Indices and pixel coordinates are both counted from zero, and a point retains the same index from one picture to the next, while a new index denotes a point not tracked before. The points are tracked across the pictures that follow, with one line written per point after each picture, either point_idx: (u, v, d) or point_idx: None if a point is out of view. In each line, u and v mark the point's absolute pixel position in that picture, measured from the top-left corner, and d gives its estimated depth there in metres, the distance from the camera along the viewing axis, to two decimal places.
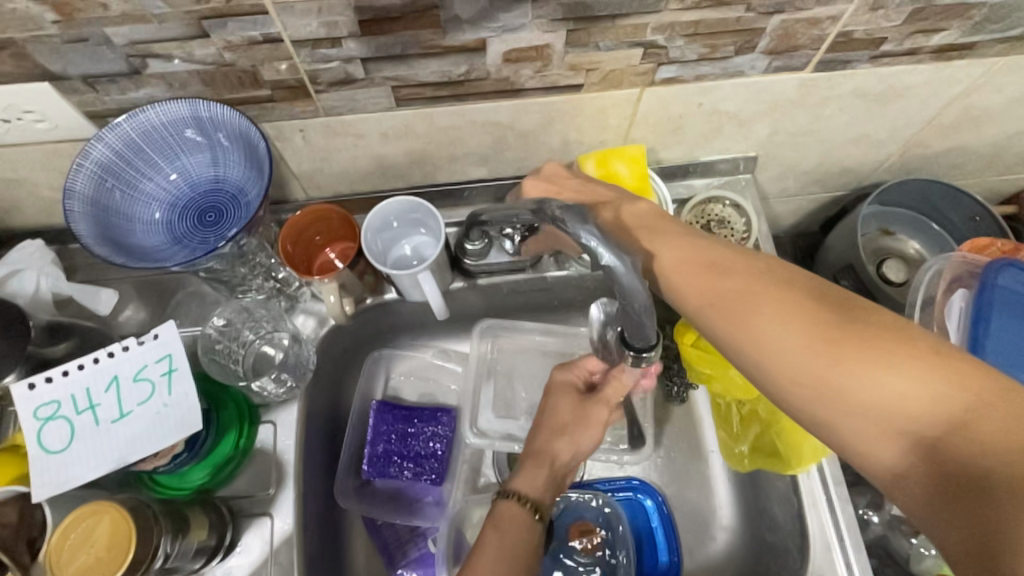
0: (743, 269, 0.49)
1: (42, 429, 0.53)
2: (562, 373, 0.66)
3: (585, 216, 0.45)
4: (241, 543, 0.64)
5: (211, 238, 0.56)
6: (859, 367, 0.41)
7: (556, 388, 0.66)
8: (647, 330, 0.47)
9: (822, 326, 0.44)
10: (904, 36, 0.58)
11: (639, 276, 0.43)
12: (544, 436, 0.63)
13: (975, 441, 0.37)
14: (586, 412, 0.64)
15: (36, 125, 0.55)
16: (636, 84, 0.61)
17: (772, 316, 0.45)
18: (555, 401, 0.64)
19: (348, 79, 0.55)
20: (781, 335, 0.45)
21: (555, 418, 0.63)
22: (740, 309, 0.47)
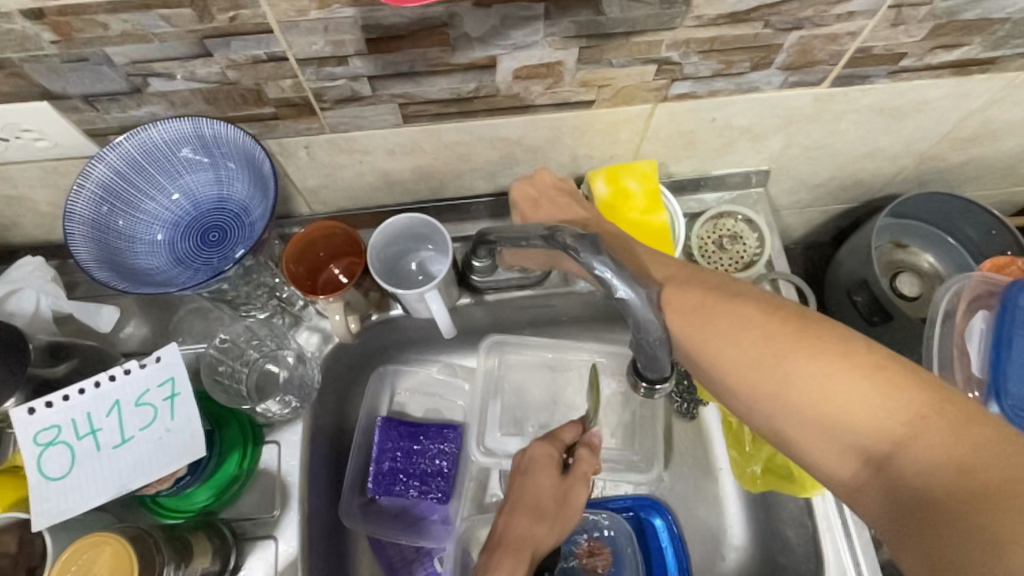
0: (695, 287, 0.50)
1: (41, 455, 0.52)
2: (542, 449, 0.65)
3: (598, 245, 0.46)
4: (245, 567, 0.62)
5: (215, 259, 0.55)
6: (810, 381, 0.41)
7: (534, 466, 0.65)
8: (661, 363, 0.48)
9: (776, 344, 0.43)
10: (924, 52, 0.57)
11: (652, 308, 0.45)
12: (525, 522, 0.62)
13: (918, 456, 0.37)
14: (568, 490, 0.64)
15: (35, 143, 0.54)
16: (648, 100, 0.59)
17: (728, 331, 0.46)
18: (535, 481, 0.64)
19: (354, 96, 0.53)
20: (737, 350, 0.45)
21: (537, 502, 0.63)
22: (700, 325, 0.47)
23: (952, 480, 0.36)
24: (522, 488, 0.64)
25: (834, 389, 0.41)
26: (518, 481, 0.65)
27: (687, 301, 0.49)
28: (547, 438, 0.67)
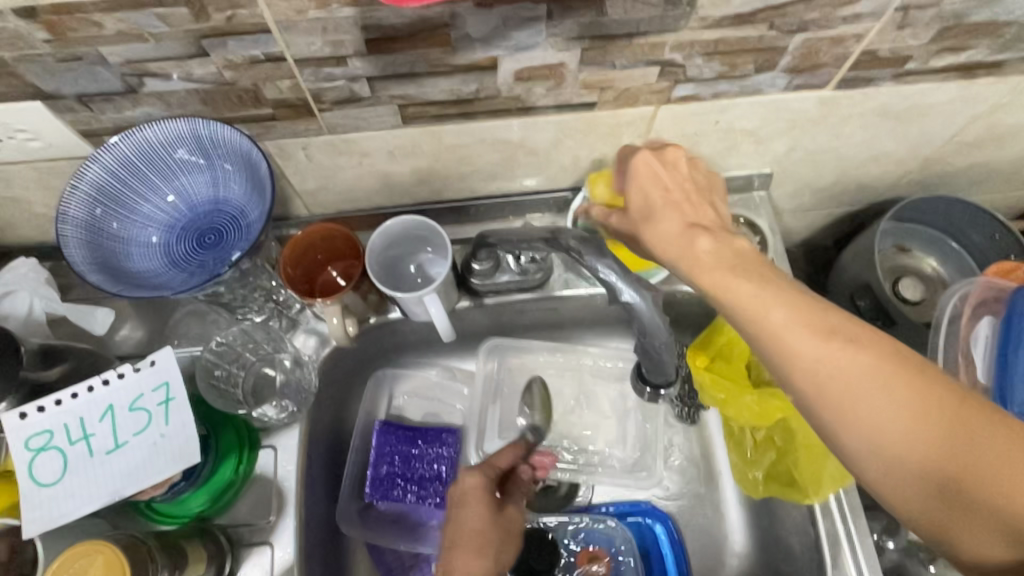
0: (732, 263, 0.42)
1: (33, 460, 0.51)
2: (475, 478, 0.61)
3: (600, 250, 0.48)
4: (240, 574, 0.62)
5: (210, 262, 0.54)
6: (881, 395, 0.37)
7: (466, 497, 0.60)
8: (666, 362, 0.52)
9: (853, 350, 0.38)
10: (930, 55, 0.56)
11: (659, 314, 0.47)
12: (462, 557, 0.56)
13: (976, 477, 0.35)
14: (506, 521, 0.61)
15: (29, 144, 0.53)
16: (651, 102, 0.58)
17: (804, 330, 0.39)
18: (468, 512, 0.59)
19: (353, 97, 0.52)
20: (812, 351, 0.38)
21: (477, 535, 0.58)
22: (768, 317, 0.39)
23: (992, 497, 0.35)
24: (459, 521, 0.59)
25: (907, 402, 0.37)
26: (454, 516, 0.60)
27: (744, 288, 0.40)
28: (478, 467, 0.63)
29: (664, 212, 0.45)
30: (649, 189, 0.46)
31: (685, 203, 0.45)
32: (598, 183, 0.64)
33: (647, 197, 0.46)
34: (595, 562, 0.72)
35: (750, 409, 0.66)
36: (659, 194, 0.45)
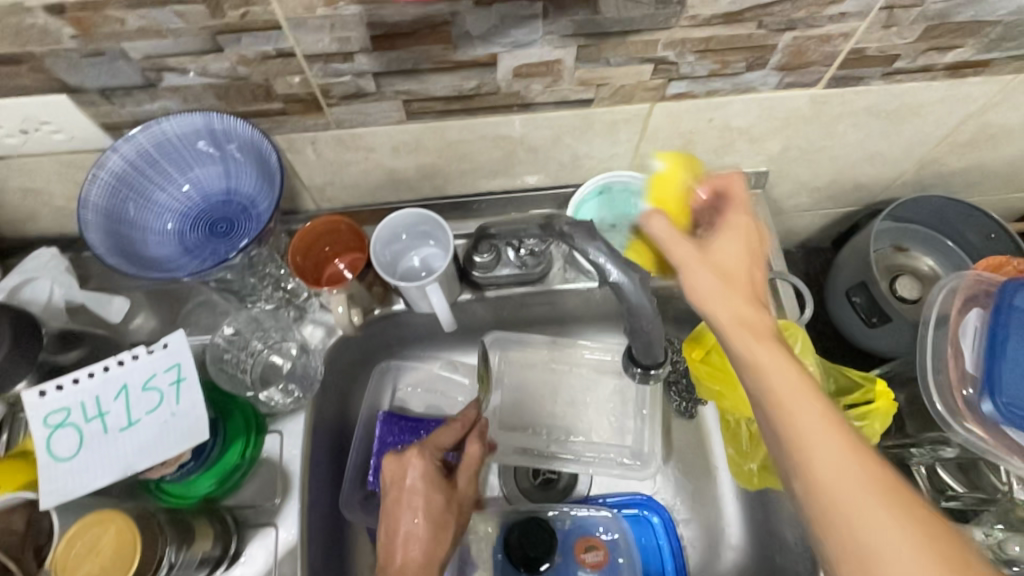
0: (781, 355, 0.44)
1: (52, 436, 0.54)
2: (425, 464, 0.61)
3: (593, 231, 0.48)
4: (245, 554, 0.63)
5: (221, 249, 0.56)
6: (894, 530, 0.37)
7: (415, 483, 0.60)
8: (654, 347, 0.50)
9: (865, 451, 0.40)
10: (917, 54, 0.58)
11: (644, 292, 0.45)
12: (417, 542, 0.58)
13: None
14: (460, 497, 0.63)
15: (53, 136, 0.56)
16: (646, 100, 0.60)
17: (826, 424, 0.40)
18: (417, 498, 0.60)
19: (359, 93, 0.55)
20: (829, 448, 0.40)
21: (433, 521, 0.60)
22: (799, 402, 0.41)
23: None
24: (411, 508, 0.60)
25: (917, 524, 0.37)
26: (404, 500, 0.60)
27: (784, 367, 0.43)
28: (424, 451, 0.62)
29: (727, 274, 0.49)
30: (737, 254, 0.50)
31: (751, 271, 0.50)
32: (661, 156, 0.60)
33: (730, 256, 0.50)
34: (591, 551, 0.73)
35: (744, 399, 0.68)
36: (729, 264, 0.49)
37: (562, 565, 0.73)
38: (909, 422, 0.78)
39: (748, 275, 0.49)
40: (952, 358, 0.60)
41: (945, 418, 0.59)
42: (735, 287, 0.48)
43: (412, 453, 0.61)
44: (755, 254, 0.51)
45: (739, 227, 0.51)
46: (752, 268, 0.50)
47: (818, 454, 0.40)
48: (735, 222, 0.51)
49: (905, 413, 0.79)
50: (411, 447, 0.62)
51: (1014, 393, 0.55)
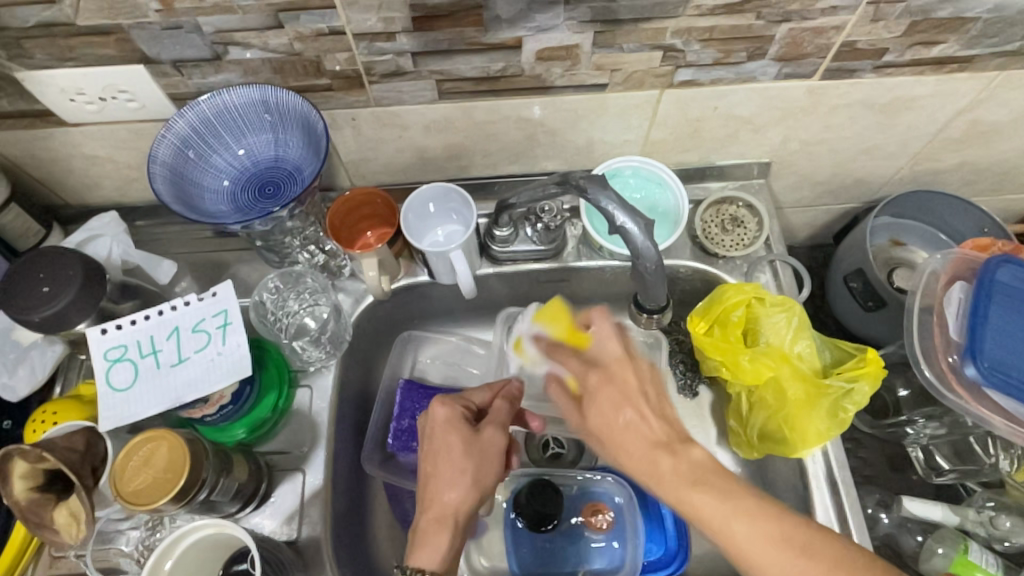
0: (595, 394, 0.57)
1: (110, 368, 0.61)
2: (443, 409, 0.62)
3: (605, 183, 0.54)
4: (275, 496, 0.69)
5: (268, 207, 0.63)
6: (730, 514, 0.49)
7: (439, 430, 0.62)
8: (657, 293, 0.59)
9: (767, 528, 0.48)
10: (904, 47, 0.63)
11: (651, 240, 0.54)
12: (435, 484, 0.60)
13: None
14: (481, 444, 0.62)
15: (127, 105, 0.63)
16: (656, 86, 0.67)
17: (722, 510, 0.49)
18: (442, 441, 0.61)
19: (398, 71, 0.62)
20: (734, 532, 0.48)
21: (449, 464, 0.60)
22: (714, 514, 0.49)
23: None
24: (431, 453, 0.61)
25: (830, 565, 0.46)
26: (427, 448, 0.62)
27: (689, 496, 0.50)
28: (447, 400, 0.64)
29: (604, 428, 0.56)
30: (606, 417, 0.55)
31: (628, 417, 0.54)
32: (695, 324, 0.74)
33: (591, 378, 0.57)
34: (599, 515, 0.75)
35: (743, 369, 0.70)
36: (599, 404, 0.56)
37: (570, 529, 0.76)
38: (904, 403, 0.82)
39: (627, 419, 0.54)
40: (938, 328, 0.65)
41: (937, 387, 0.64)
42: (621, 428, 0.54)
43: (432, 401, 0.63)
44: (621, 394, 0.55)
45: (595, 387, 0.57)
46: (633, 408, 0.54)
47: (733, 541, 0.48)
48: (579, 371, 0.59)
49: (902, 395, 0.82)
50: (436, 398, 0.64)
51: (992, 356, 0.60)
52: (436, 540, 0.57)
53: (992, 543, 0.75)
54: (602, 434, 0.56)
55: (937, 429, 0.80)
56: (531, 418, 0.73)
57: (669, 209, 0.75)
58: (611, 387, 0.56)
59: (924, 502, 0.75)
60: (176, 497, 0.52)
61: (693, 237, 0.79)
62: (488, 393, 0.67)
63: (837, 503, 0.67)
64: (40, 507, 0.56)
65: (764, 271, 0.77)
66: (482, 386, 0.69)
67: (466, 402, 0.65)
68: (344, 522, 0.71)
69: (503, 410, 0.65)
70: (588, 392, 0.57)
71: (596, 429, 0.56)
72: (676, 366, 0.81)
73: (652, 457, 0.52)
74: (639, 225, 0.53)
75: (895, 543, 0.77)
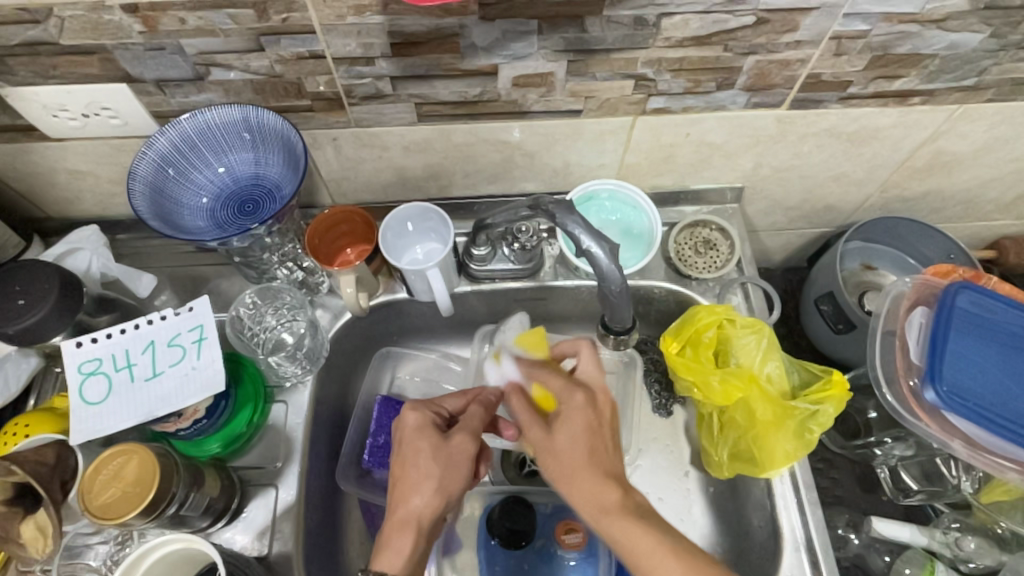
0: (571, 411, 0.60)
1: (84, 382, 0.61)
2: (414, 415, 0.64)
3: (573, 207, 0.56)
4: (246, 511, 0.69)
5: (247, 224, 0.64)
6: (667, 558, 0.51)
7: (410, 435, 0.63)
8: (623, 313, 0.60)
9: (696, 570, 0.50)
10: (867, 81, 0.66)
11: (615, 263, 0.55)
12: (401, 488, 0.60)
13: None
14: (449, 450, 0.62)
15: (110, 121, 0.64)
16: (629, 113, 0.68)
17: (656, 548, 0.52)
18: (411, 446, 0.62)
19: (378, 94, 0.63)
20: (667, 570, 0.51)
21: (416, 468, 0.61)
22: (650, 553, 0.51)
23: None
24: (401, 458, 0.62)
25: None
26: (396, 453, 0.63)
27: (632, 531, 0.53)
28: (419, 407, 0.65)
29: (566, 453, 0.58)
30: (576, 440, 0.58)
31: (592, 445, 0.58)
32: (669, 343, 0.75)
33: (570, 400, 0.60)
34: (571, 533, 0.76)
35: (713, 389, 0.72)
36: (569, 429, 0.59)
37: (543, 547, 0.76)
38: (875, 425, 0.83)
39: (592, 447, 0.58)
40: (901, 352, 0.67)
41: (899, 409, 0.66)
42: (587, 457, 0.57)
43: (403, 407, 0.65)
44: (596, 423, 0.59)
45: (574, 408, 0.60)
46: (597, 440, 0.59)
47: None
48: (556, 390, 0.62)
49: (872, 417, 0.84)
50: (407, 404, 0.66)
51: (953, 381, 0.61)
52: (398, 544, 0.57)
53: (958, 565, 0.75)
54: (564, 457, 0.58)
55: (904, 450, 0.81)
56: (505, 426, 0.72)
57: (643, 231, 0.76)
58: (590, 412, 0.59)
59: (893, 523, 0.76)
60: (144, 511, 0.53)
61: (667, 259, 0.80)
62: (462, 400, 0.69)
63: (804, 522, 0.68)
64: (7, 521, 0.56)
65: (736, 292, 0.79)
66: (457, 394, 0.70)
67: (438, 409, 0.67)
68: (317, 537, 0.72)
69: (473, 416, 0.66)
70: (563, 413, 0.60)
71: (561, 449, 0.58)
72: (651, 385, 0.83)
73: (605, 491, 0.55)
74: (604, 249, 0.54)
75: (864, 563, 0.78)
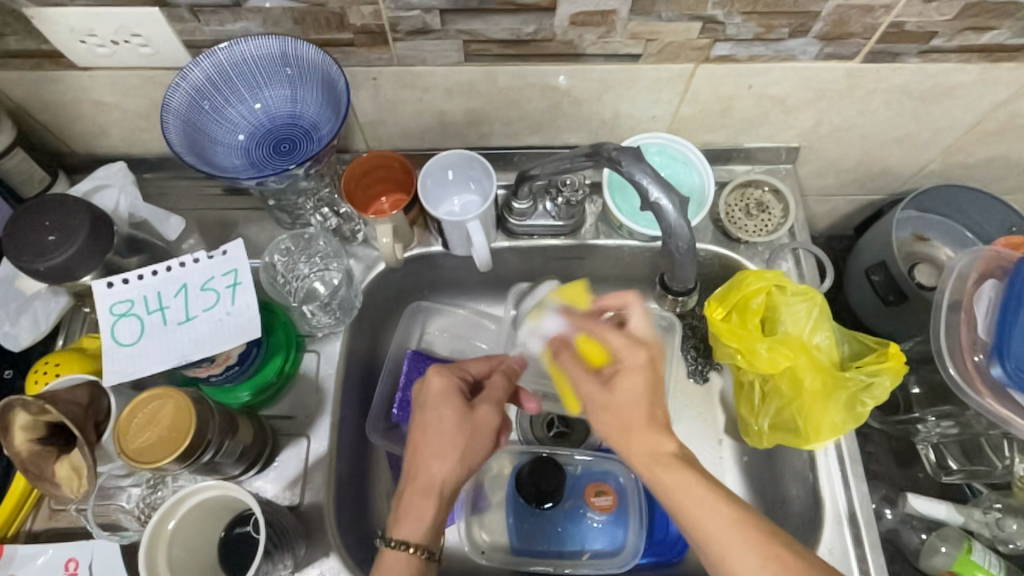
0: (631, 367, 0.55)
1: (116, 323, 0.59)
2: (439, 380, 0.62)
3: (639, 156, 0.54)
4: (278, 460, 0.68)
5: (283, 164, 0.60)
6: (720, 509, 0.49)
7: (434, 400, 0.61)
8: (685, 274, 0.60)
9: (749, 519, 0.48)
10: (954, 32, 0.61)
11: (684, 217, 0.54)
12: (423, 453, 0.59)
13: None
14: (474, 420, 0.61)
15: (140, 50, 0.61)
16: (691, 60, 0.64)
17: (708, 499, 0.49)
18: (436, 412, 0.60)
19: (424, 29, 0.59)
20: (717, 521, 0.48)
21: (440, 435, 0.59)
22: (701, 502, 0.49)
23: None
24: (422, 424, 0.60)
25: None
26: (418, 418, 0.61)
27: (684, 481, 0.51)
28: (444, 371, 0.63)
29: (622, 406, 0.55)
30: (634, 396, 0.54)
31: (652, 403, 0.54)
32: (714, 307, 0.71)
33: (633, 357, 0.55)
34: (601, 496, 0.75)
35: (760, 357, 0.68)
36: (626, 392, 0.55)
37: (573, 508, 0.75)
38: (916, 401, 0.80)
39: (652, 402, 0.54)
40: (965, 326, 0.64)
41: (959, 385, 0.64)
42: (646, 413, 0.54)
43: (430, 370, 0.62)
44: (654, 378, 0.55)
45: (634, 365, 0.55)
46: (658, 397, 0.55)
47: (709, 524, 0.48)
48: (618, 346, 0.56)
49: (913, 393, 0.80)
50: (433, 368, 0.63)
51: None
52: (420, 512, 0.56)
53: (996, 545, 0.74)
54: (621, 411, 0.54)
55: (948, 428, 0.78)
56: (527, 399, 0.72)
57: (693, 189, 0.72)
58: (650, 370, 0.55)
59: (930, 500, 0.75)
60: (182, 457, 0.51)
61: (715, 220, 0.77)
62: (484, 366, 0.68)
63: (846, 495, 0.66)
64: (42, 460, 0.55)
65: (786, 258, 0.76)
66: (479, 359, 0.69)
67: (462, 374, 0.65)
68: (348, 490, 0.70)
69: (496, 386, 0.64)
70: (621, 367, 0.56)
71: (617, 404, 0.55)
72: (687, 351, 0.80)
73: (659, 443, 0.53)
74: (673, 202, 0.53)
75: (897, 538, 0.76)
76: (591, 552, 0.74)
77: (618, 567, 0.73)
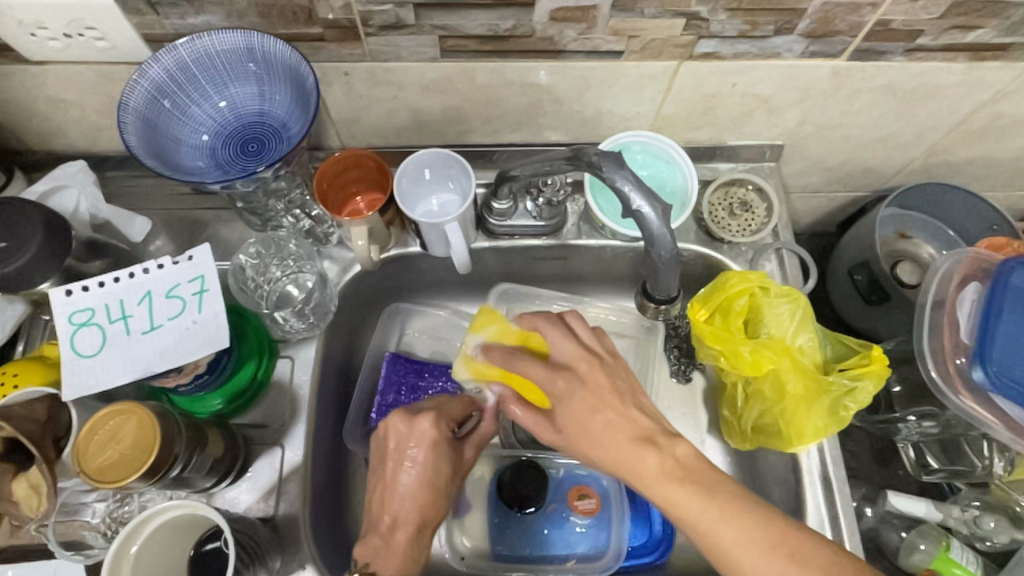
0: (567, 391, 0.56)
1: (75, 333, 0.56)
2: (432, 426, 0.62)
3: (621, 162, 0.53)
4: (252, 470, 0.66)
5: (252, 166, 0.58)
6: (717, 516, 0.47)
7: (425, 448, 0.61)
8: (668, 283, 0.59)
9: (749, 519, 0.47)
10: (940, 31, 0.60)
11: (666, 224, 0.52)
12: (416, 498, 0.60)
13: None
14: (461, 464, 0.64)
15: (95, 44, 0.57)
16: (674, 57, 0.62)
17: (703, 505, 0.48)
18: (430, 460, 0.61)
19: (398, 24, 0.56)
20: (719, 530, 0.47)
21: (433, 479, 0.61)
22: (696, 514, 0.48)
23: None
24: (412, 468, 0.60)
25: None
26: (404, 461, 0.61)
27: (674, 491, 0.49)
28: (436, 416, 0.62)
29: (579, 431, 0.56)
30: (581, 418, 0.55)
31: (606, 411, 0.55)
32: (698, 310, 0.70)
33: (557, 388, 0.57)
34: (584, 499, 0.74)
35: (743, 360, 0.67)
36: (578, 412, 0.56)
37: (556, 511, 0.74)
38: (897, 399, 0.79)
39: (602, 417, 0.55)
40: (948, 327, 0.65)
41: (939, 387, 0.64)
42: (599, 427, 0.54)
43: (420, 415, 0.61)
44: (596, 397, 0.56)
45: (561, 394, 0.57)
46: (603, 404, 0.55)
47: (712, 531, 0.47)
48: (559, 393, 0.57)
49: (894, 390, 0.80)
50: (428, 411, 0.62)
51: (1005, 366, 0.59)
52: (410, 550, 0.57)
53: (975, 542, 0.75)
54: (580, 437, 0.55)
55: (929, 428, 0.77)
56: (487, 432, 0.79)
57: (676, 189, 0.70)
58: (580, 387, 0.56)
59: (910, 498, 0.74)
60: (146, 474, 0.49)
61: (699, 220, 0.76)
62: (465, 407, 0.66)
63: (828, 497, 0.66)
64: None
65: (770, 258, 0.75)
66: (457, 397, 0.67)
67: (448, 415, 0.64)
68: (325, 498, 0.68)
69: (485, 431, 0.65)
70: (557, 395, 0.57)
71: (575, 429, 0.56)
72: (669, 352, 0.78)
73: (635, 456, 0.52)
74: (655, 208, 0.52)
75: (877, 537, 0.76)
76: (576, 557, 0.72)
77: (600, 572, 0.71)
